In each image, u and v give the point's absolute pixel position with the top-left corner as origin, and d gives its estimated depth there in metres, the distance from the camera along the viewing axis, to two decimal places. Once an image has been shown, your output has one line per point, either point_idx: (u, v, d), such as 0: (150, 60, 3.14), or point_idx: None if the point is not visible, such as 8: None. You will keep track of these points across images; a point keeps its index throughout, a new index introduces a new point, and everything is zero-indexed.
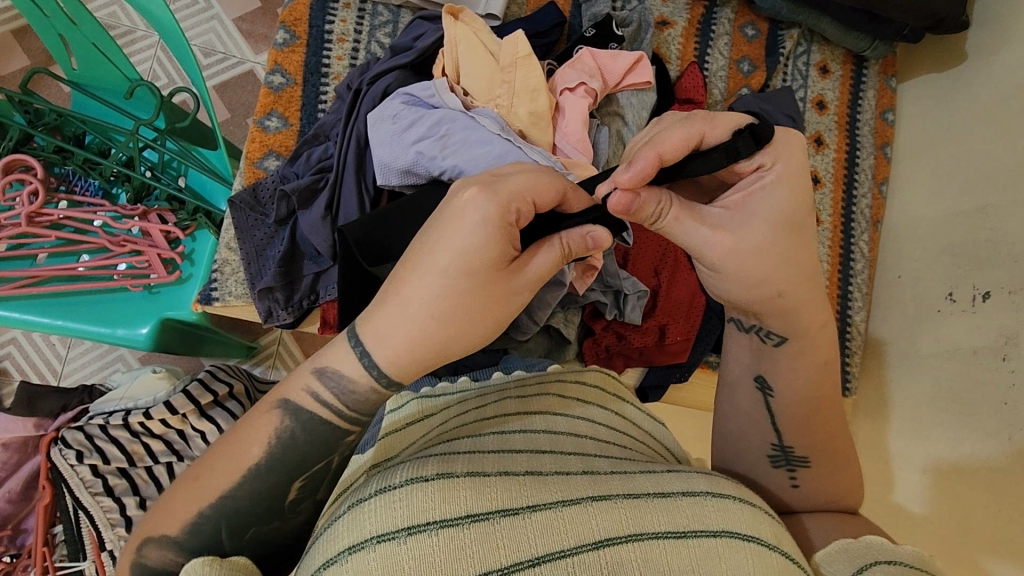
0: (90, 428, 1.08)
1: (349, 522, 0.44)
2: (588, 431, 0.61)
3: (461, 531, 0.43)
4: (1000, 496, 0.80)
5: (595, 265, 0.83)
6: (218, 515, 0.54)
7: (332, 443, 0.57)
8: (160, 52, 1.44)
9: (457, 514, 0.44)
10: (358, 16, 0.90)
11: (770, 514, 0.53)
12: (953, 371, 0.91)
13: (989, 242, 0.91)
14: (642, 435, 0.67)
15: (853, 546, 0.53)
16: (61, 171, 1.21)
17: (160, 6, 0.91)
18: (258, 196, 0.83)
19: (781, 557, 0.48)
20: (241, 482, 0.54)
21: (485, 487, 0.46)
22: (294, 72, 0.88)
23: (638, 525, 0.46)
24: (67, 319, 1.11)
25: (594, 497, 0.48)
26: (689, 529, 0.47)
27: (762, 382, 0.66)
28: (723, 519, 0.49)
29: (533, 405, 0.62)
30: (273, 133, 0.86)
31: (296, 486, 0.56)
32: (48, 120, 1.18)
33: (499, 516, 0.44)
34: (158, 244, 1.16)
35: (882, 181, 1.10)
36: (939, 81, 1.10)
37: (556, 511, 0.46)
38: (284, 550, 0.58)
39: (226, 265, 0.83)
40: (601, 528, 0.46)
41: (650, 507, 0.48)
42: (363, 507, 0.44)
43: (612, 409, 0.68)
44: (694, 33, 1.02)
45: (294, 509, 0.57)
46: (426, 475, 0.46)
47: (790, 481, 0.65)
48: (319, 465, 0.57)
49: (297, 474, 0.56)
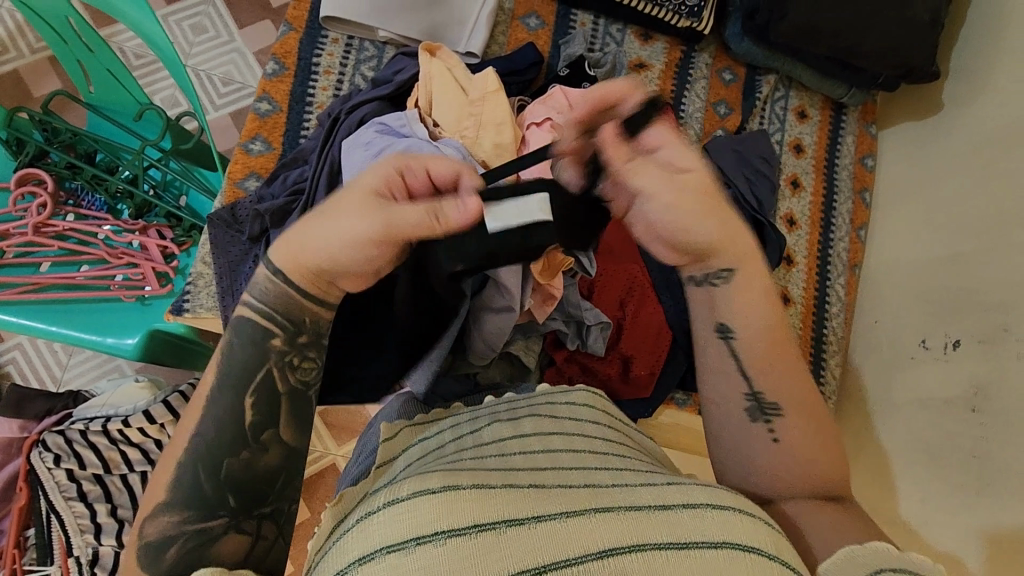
0: (70, 433, 1.12)
1: (358, 534, 0.45)
2: (586, 445, 0.60)
3: (467, 542, 0.43)
4: (967, 555, 0.76)
5: (554, 293, 0.84)
6: (194, 457, 0.52)
7: (262, 350, 0.56)
8: None
9: (464, 524, 0.43)
10: (345, 51, 0.95)
11: (771, 525, 0.50)
12: (926, 421, 0.88)
13: (962, 288, 0.90)
14: (634, 446, 0.67)
15: (858, 554, 0.48)
16: (71, 186, 1.27)
17: (158, 30, 0.95)
18: (236, 214, 0.87)
19: (782, 567, 0.45)
20: (200, 421, 0.53)
21: (489, 499, 0.46)
22: (280, 101, 0.93)
23: (637, 534, 0.45)
24: (61, 325, 1.15)
25: (595, 508, 0.46)
26: (691, 540, 0.45)
27: (722, 329, 0.63)
28: (724, 529, 0.46)
29: (526, 428, 0.63)
30: (256, 156, 0.91)
31: (246, 403, 0.55)
32: (63, 139, 1.26)
33: (504, 526, 0.44)
34: (154, 258, 1.23)
35: (861, 226, 1.09)
36: (916, 129, 1.10)
37: (560, 521, 0.45)
38: (262, 486, 0.54)
39: (200, 278, 0.87)
40: (605, 537, 0.44)
41: (650, 517, 0.46)
42: (371, 519, 0.45)
43: (606, 424, 0.68)
44: (671, 76, 1.05)
45: (257, 440, 0.54)
46: (431, 488, 0.46)
47: (770, 436, 0.60)
48: (258, 376, 0.56)
49: (248, 387, 0.55)
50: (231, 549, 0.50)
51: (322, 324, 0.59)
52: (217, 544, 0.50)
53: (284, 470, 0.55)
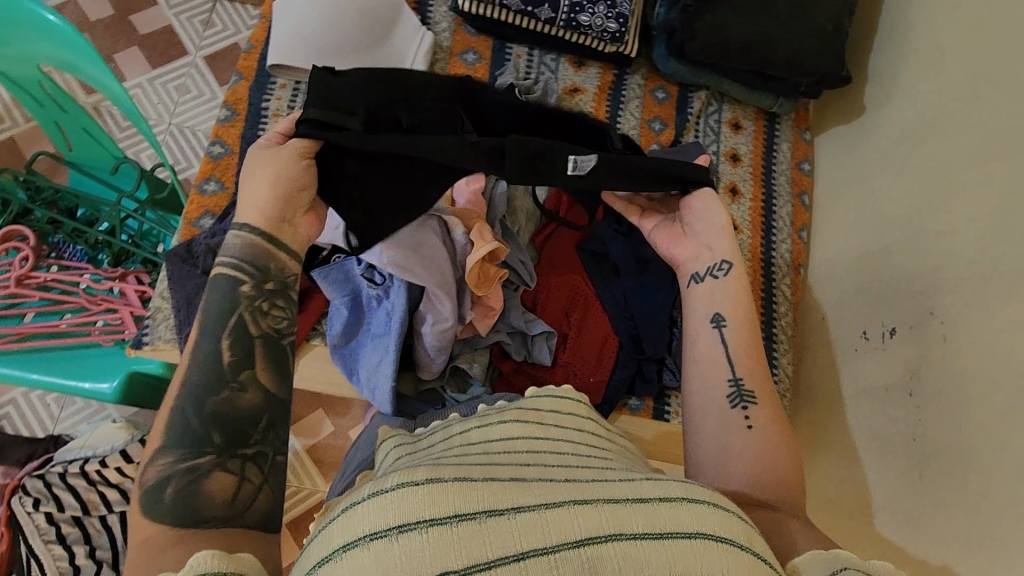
0: (49, 477, 1.15)
1: (343, 523, 0.43)
2: (569, 449, 0.63)
3: (450, 530, 0.41)
4: (913, 535, 0.77)
5: (493, 307, 0.89)
6: (188, 398, 0.61)
7: (234, 296, 0.68)
8: (170, 136, 1.68)
9: (446, 512, 0.42)
10: (292, 94, 1.03)
11: (744, 519, 0.49)
12: (872, 410, 0.90)
13: (891, 278, 0.93)
14: (615, 449, 0.70)
15: (824, 557, 0.51)
16: (54, 240, 1.34)
17: (116, 84, 1.02)
18: (192, 250, 0.92)
19: (753, 560, 0.46)
20: (192, 365, 0.63)
21: (474, 489, 0.44)
22: (233, 144, 1.00)
23: (614, 523, 0.43)
24: (42, 372, 1.14)
25: (576, 500, 0.45)
26: (667, 529, 0.44)
27: (717, 320, 0.80)
28: (698, 520, 0.46)
29: (514, 430, 0.66)
30: (210, 195, 0.97)
31: (224, 345, 0.65)
32: (45, 197, 1.34)
33: (486, 515, 0.42)
34: (132, 303, 1.28)
35: (802, 227, 1.14)
36: (844, 132, 1.15)
37: (541, 511, 0.43)
38: (244, 426, 0.62)
39: (158, 312, 0.92)
40: (584, 526, 0.43)
41: (627, 508, 0.45)
42: (356, 508, 0.43)
43: (587, 430, 0.70)
44: (605, 98, 1.12)
45: (237, 379, 0.64)
46: (417, 479, 0.44)
47: (745, 422, 0.73)
48: (233, 321, 0.67)
49: (224, 331, 0.65)
50: (221, 485, 0.57)
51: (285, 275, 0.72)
52: (207, 480, 0.58)
53: (267, 412, 0.64)
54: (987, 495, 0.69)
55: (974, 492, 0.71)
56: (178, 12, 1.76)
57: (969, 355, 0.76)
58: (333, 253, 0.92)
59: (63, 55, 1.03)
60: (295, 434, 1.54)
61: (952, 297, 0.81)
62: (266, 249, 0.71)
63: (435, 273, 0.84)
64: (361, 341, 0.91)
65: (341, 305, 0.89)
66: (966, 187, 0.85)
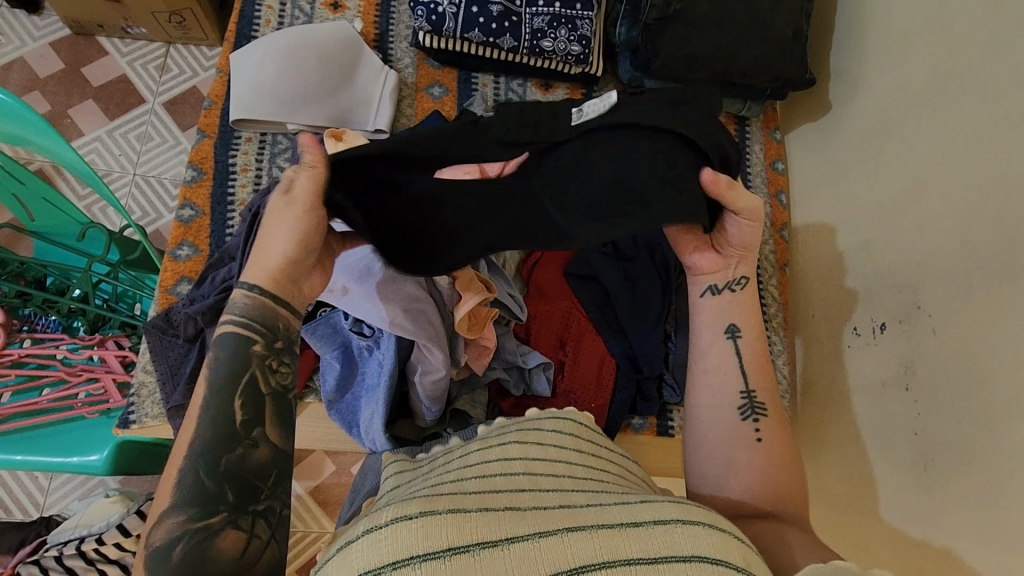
0: (46, 561, 1.09)
1: (340, 562, 0.43)
2: (566, 470, 0.62)
3: (443, 565, 0.40)
4: (925, 530, 0.76)
5: (487, 345, 0.89)
6: (192, 464, 0.58)
7: (244, 355, 0.64)
8: (135, 188, 1.65)
9: (439, 547, 0.41)
10: (259, 147, 1.02)
11: (742, 539, 0.48)
12: (871, 404, 0.91)
13: (876, 273, 0.94)
14: (615, 469, 0.69)
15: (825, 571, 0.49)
16: (25, 313, 1.29)
17: (70, 152, 0.98)
18: (171, 319, 0.90)
19: None
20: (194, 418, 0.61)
21: (466, 522, 0.44)
22: (202, 204, 0.98)
23: (608, 550, 0.43)
24: (28, 453, 1.11)
25: (570, 527, 0.44)
26: (659, 555, 0.43)
27: (731, 330, 0.77)
28: (691, 543, 0.44)
29: (511, 451, 0.65)
30: (184, 260, 0.95)
31: (237, 404, 0.61)
32: (11, 269, 1.28)
33: (478, 548, 0.42)
34: (113, 369, 1.24)
35: (782, 226, 1.16)
36: (814, 129, 1.17)
37: (534, 541, 0.43)
38: (257, 483, 0.60)
39: (143, 388, 0.90)
40: (577, 555, 0.42)
41: (620, 534, 0.44)
42: (352, 547, 0.43)
43: (586, 449, 0.69)
44: None
45: (249, 436, 0.61)
46: (410, 513, 0.44)
47: (756, 434, 0.72)
48: (244, 381, 0.63)
49: (236, 391, 0.62)
50: (230, 543, 0.57)
51: (293, 331, 0.67)
52: (217, 538, 0.56)
53: (276, 468, 0.62)
54: (992, 488, 0.69)
55: (981, 485, 0.70)
56: (132, 59, 1.71)
57: (961, 349, 0.77)
58: (318, 307, 0.90)
59: (8, 128, 1.00)
60: (297, 477, 1.50)
61: (940, 290, 0.81)
62: (278, 310, 0.66)
63: (425, 325, 0.82)
64: (356, 394, 0.90)
65: (331, 359, 0.88)
66: (938, 180, 0.86)
